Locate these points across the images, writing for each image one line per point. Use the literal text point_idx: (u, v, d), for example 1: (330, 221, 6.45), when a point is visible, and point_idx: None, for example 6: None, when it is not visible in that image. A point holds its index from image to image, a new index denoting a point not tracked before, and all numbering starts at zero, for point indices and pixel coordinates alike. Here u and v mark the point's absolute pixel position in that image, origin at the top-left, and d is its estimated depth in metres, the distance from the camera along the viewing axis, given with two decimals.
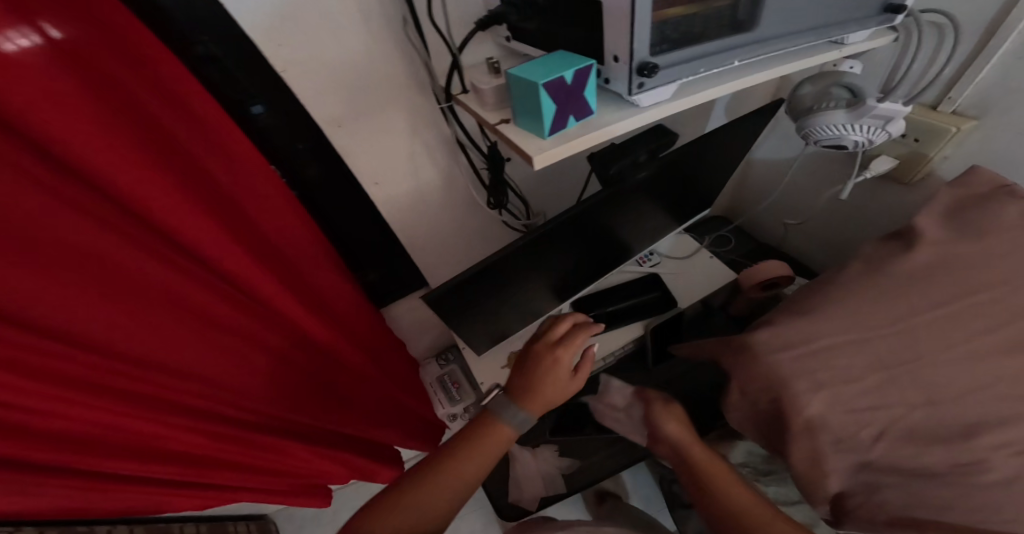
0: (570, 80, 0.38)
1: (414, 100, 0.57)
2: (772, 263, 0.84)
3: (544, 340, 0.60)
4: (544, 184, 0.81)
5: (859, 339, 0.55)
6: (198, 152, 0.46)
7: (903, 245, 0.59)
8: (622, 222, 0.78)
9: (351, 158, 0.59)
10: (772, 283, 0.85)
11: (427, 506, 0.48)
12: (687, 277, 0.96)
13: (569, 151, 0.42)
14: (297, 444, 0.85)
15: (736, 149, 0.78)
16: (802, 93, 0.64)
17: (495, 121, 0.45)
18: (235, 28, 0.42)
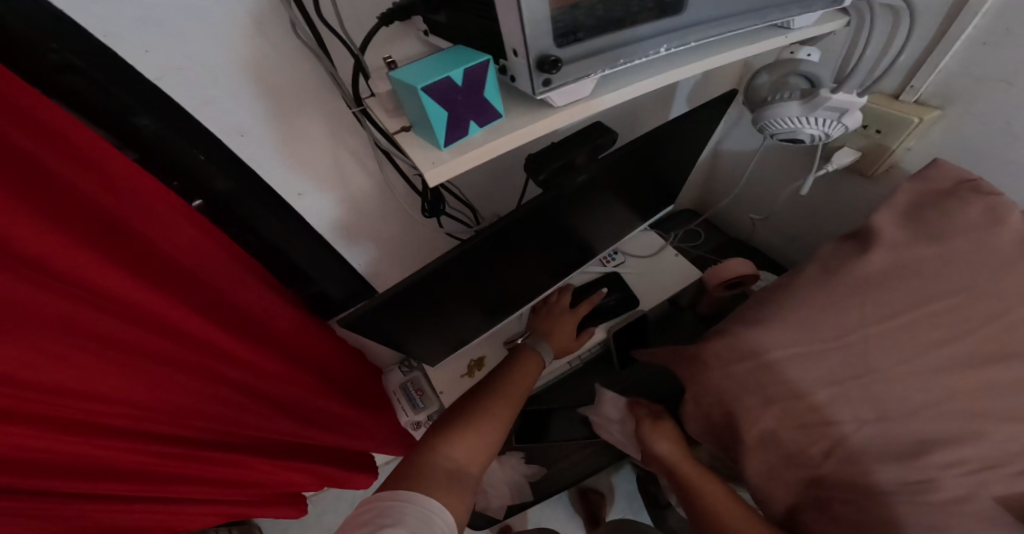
0: (459, 81, 0.34)
1: (326, 103, 0.53)
2: (730, 262, 0.79)
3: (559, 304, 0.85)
4: (494, 183, 0.74)
5: (809, 350, 0.52)
6: (70, 169, 0.42)
7: (859, 247, 0.55)
8: (575, 225, 0.73)
9: (264, 169, 0.55)
10: (736, 281, 0.80)
11: (479, 437, 0.59)
12: (651, 277, 0.90)
13: (472, 162, 0.38)
14: (253, 461, 0.83)
15: (695, 144, 0.74)
16: (758, 83, 0.58)
17: (394, 129, 0.40)
18: (90, 34, 0.38)
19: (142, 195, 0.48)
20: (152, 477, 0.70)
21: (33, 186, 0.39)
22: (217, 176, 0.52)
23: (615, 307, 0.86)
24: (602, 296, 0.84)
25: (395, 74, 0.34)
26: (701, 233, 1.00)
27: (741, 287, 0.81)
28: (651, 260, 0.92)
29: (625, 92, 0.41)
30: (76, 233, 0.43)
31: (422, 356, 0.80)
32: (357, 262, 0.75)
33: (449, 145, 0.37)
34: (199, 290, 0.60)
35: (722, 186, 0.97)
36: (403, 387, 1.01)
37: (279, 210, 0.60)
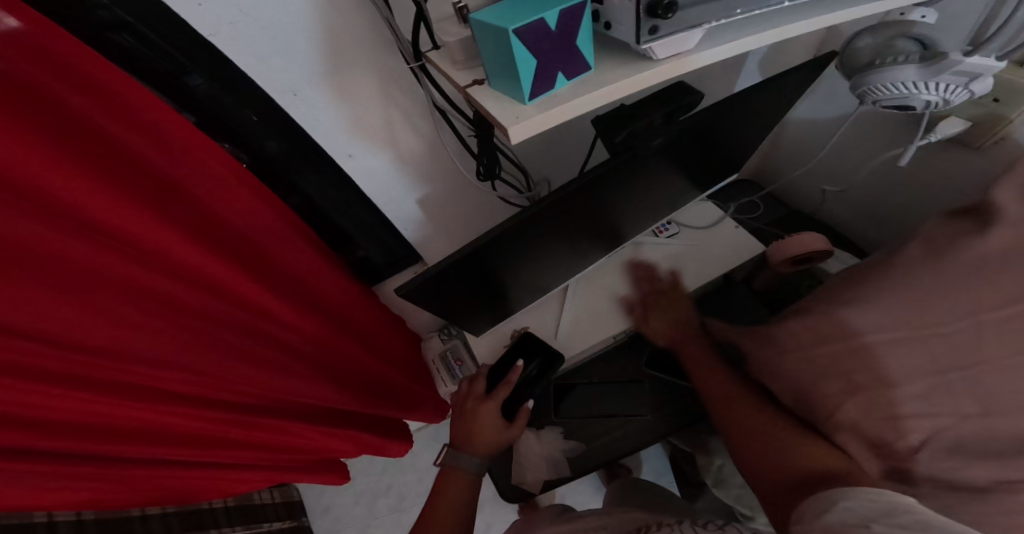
0: (553, 24, 0.29)
1: (382, 58, 0.48)
2: (803, 237, 0.71)
3: (474, 393, 0.77)
4: (549, 149, 0.70)
5: (907, 338, 0.46)
6: (115, 131, 0.40)
7: (974, 224, 0.47)
8: (635, 192, 0.68)
9: (316, 131, 0.52)
10: (804, 258, 0.73)
11: None
12: (706, 250, 0.85)
13: (555, 121, 0.34)
14: (302, 425, 0.85)
15: (773, 113, 0.67)
16: (857, 46, 0.47)
17: (466, 83, 0.37)
18: None
19: (199, 161, 0.46)
20: (208, 441, 0.73)
21: (86, 145, 0.38)
22: (267, 138, 0.50)
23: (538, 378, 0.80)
24: (522, 371, 0.77)
25: (474, 18, 0.30)
26: (760, 205, 0.93)
27: (808, 263, 0.75)
28: (706, 232, 0.86)
29: (732, 45, 0.35)
30: (137, 198, 0.42)
31: (467, 326, 0.79)
32: (404, 228, 0.73)
33: (533, 99, 0.33)
34: (256, 259, 0.59)
35: (792, 154, 0.89)
36: (442, 356, 0.99)
37: (329, 174, 0.58)
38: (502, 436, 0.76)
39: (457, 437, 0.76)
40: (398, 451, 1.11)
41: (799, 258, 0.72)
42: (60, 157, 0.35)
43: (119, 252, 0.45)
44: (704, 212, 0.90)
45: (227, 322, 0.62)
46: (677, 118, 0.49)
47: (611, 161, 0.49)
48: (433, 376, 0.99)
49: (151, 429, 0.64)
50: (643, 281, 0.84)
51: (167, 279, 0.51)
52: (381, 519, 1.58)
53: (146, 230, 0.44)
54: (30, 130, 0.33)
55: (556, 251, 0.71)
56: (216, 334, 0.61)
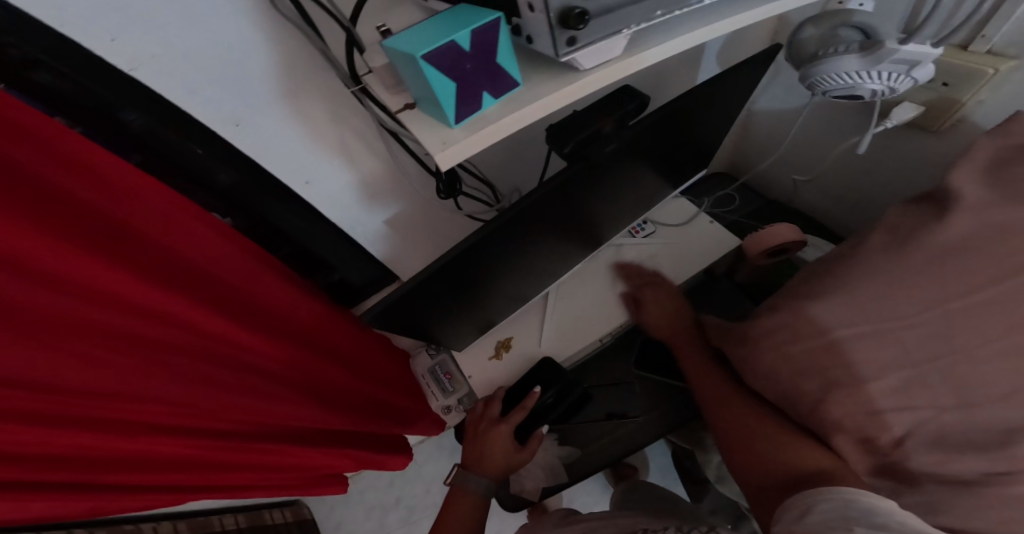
0: (467, 44, 0.29)
1: (326, 85, 0.48)
2: (776, 228, 0.70)
3: (489, 417, 0.79)
4: (512, 159, 0.69)
5: (875, 329, 0.46)
6: (66, 183, 0.40)
7: (935, 211, 0.47)
8: (604, 196, 0.67)
9: (268, 161, 0.51)
10: (780, 249, 0.72)
11: None
12: (684, 248, 0.84)
13: (484, 142, 0.33)
14: (293, 446, 0.85)
15: (734, 106, 0.66)
16: (802, 38, 0.47)
17: (398, 107, 0.36)
18: (44, 27, 0.33)
19: (150, 196, 0.46)
20: (209, 465, 0.75)
21: (31, 199, 0.37)
22: (219, 169, 0.49)
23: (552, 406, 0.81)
24: (538, 397, 0.78)
25: (389, 43, 0.29)
26: (736, 198, 0.92)
27: (785, 254, 0.74)
28: (684, 228, 0.85)
29: (659, 51, 0.34)
30: (84, 245, 0.42)
31: (448, 341, 0.79)
32: (374, 248, 0.72)
33: (461, 122, 0.33)
34: (218, 286, 0.59)
35: (759, 146, 0.88)
36: (431, 371, 0.98)
37: (287, 201, 0.57)
38: (512, 459, 0.78)
39: (468, 458, 0.79)
40: (398, 465, 1.10)
41: (774, 250, 0.71)
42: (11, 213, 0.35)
43: (79, 294, 0.44)
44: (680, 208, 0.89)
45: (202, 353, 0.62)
46: (629, 123, 0.49)
47: (569, 170, 0.48)
48: (424, 391, 0.98)
49: (136, 464, 0.64)
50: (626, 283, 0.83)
51: (131, 315, 0.51)
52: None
53: (107, 274, 0.44)
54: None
55: (530, 260, 0.70)
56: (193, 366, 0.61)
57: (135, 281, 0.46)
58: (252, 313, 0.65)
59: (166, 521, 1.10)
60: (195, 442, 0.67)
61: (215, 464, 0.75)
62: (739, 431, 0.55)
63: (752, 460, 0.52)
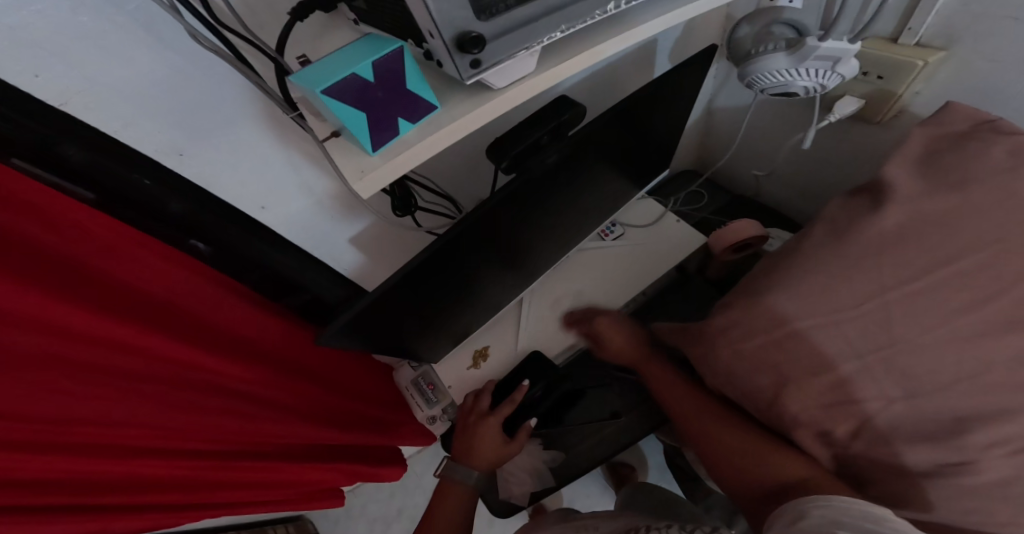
0: (371, 76, 0.29)
1: (268, 111, 0.49)
2: (739, 224, 0.70)
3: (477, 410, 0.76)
4: (470, 172, 0.69)
5: (821, 322, 0.46)
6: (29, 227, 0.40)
7: (870, 202, 0.47)
8: (563, 205, 0.68)
9: (218, 188, 0.52)
10: (743, 244, 0.73)
11: None
12: (652, 248, 0.84)
13: (404, 166, 0.34)
14: (282, 463, 0.86)
15: (685, 103, 0.66)
16: (738, 36, 0.46)
17: (324, 134, 0.35)
18: None
19: (113, 230, 0.46)
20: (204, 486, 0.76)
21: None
22: (172, 201, 0.48)
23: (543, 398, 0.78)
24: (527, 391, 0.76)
25: (297, 78, 0.30)
26: (704, 195, 0.92)
27: (748, 249, 0.74)
28: (651, 228, 0.86)
29: (564, 68, 0.35)
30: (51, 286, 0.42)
31: (423, 355, 0.79)
32: (339, 267, 0.72)
33: (377, 149, 0.33)
34: (189, 311, 0.60)
35: (719, 143, 0.89)
36: (414, 383, 0.98)
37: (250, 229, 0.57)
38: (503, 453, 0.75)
39: (456, 452, 0.76)
40: (392, 476, 1.11)
41: (738, 245, 0.72)
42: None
43: (50, 337, 0.44)
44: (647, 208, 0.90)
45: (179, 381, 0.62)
46: (567, 132, 0.50)
47: (513, 183, 0.49)
48: (407, 403, 0.98)
49: (124, 497, 0.64)
50: (597, 287, 0.84)
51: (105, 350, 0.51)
52: None
53: (74, 314, 0.44)
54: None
55: (495, 272, 0.71)
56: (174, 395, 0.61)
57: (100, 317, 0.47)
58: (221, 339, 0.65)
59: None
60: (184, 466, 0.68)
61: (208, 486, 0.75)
62: (732, 444, 0.53)
63: (769, 486, 0.47)
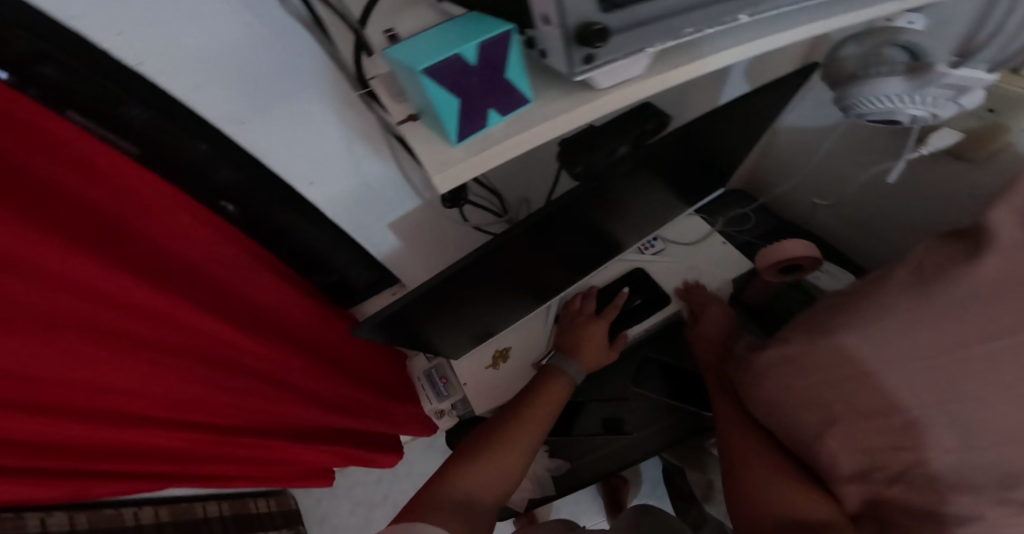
0: (473, 59, 0.27)
1: (333, 85, 0.46)
2: (791, 242, 0.63)
3: (584, 312, 0.77)
4: (523, 168, 0.67)
5: (890, 370, 0.43)
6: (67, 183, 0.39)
7: (968, 250, 0.43)
8: (614, 214, 0.65)
9: (271, 160, 0.49)
10: (793, 266, 0.65)
11: (502, 461, 0.61)
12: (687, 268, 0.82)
13: (484, 164, 0.31)
14: (280, 443, 0.84)
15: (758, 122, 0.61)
16: (842, 55, 0.44)
17: (401, 117, 0.33)
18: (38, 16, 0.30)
19: (151, 194, 0.44)
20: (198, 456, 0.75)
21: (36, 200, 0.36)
22: (221, 166, 0.48)
23: (641, 308, 0.78)
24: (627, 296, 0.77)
25: (392, 53, 0.27)
26: (752, 218, 0.89)
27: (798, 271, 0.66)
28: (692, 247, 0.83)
29: (675, 75, 0.32)
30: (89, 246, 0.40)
31: (445, 349, 0.77)
32: (377, 250, 0.69)
33: (461, 139, 0.30)
34: (216, 282, 0.57)
35: (781, 164, 0.85)
36: (427, 375, 0.95)
37: (286, 197, 0.55)
38: (604, 358, 0.75)
39: (563, 345, 0.75)
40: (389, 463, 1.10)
41: (785, 266, 0.64)
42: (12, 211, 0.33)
43: (66, 294, 0.43)
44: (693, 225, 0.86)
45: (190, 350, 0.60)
46: (644, 142, 0.47)
47: (581, 185, 0.46)
48: (418, 394, 0.96)
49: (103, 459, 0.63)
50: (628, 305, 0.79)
51: (124, 312, 0.49)
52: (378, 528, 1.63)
53: (109, 279, 0.43)
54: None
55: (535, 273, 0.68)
56: (188, 366, 0.60)
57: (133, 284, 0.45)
58: (246, 312, 0.63)
59: (151, 505, 1.10)
60: (179, 436, 0.67)
61: (198, 459, 0.75)
62: (770, 484, 0.54)
63: (782, 515, 0.50)
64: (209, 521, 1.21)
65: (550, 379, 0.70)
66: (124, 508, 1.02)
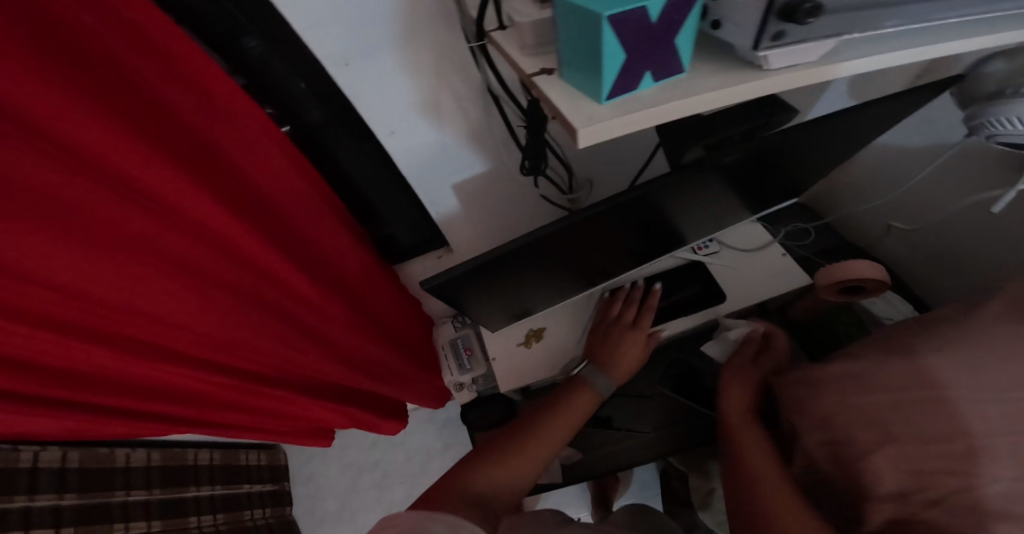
0: (655, 16, 0.26)
1: (441, 37, 0.45)
2: (857, 261, 0.62)
3: (626, 322, 0.73)
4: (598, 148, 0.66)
5: (969, 398, 0.42)
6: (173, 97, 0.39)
7: None
8: (688, 211, 0.65)
9: (362, 104, 0.48)
10: (853, 286, 0.64)
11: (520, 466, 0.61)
12: (744, 275, 0.76)
13: (629, 127, 0.30)
14: (299, 396, 0.85)
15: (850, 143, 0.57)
16: (985, 71, 0.45)
17: (532, 70, 0.34)
18: None
19: (238, 119, 0.44)
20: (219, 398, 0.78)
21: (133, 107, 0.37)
22: (313, 108, 0.48)
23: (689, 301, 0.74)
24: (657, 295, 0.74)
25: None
26: (812, 234, 0.89)
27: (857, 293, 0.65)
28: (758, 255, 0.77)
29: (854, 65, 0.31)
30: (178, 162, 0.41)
31: (485, 321, 0.77)
32: (435, 211, 0.69)
33: (609, 99, 0.30)
34: (278, 221, 0.57)
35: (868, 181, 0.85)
36: (452, 344, 0.95)
37: (364, 146, 0.55)
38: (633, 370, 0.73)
39: (597, 354, 0.72)
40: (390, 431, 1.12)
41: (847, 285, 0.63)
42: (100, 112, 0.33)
43: (148, 213, 0.43)
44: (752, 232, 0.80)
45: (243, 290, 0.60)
46: (757, 135, 0.47)
47: (656, 181, 0.49)
48: (440, 362, 0.95)
49: (130, 393, 0.66)
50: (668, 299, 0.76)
51: (191, 238, 0.49)
52: (363, 494, 1.65)
53: (194, 202, 0.43)
54: (81, 84, 0.32)
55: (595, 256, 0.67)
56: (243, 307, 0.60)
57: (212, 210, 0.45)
58: (304, 256, 0.63)
59: (144, 448, 1.20)
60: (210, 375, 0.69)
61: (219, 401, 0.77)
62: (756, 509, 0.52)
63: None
64: (198, 467, 1.34)
65: (581, 391, 0.70)
66: (118, 449, 1.12)
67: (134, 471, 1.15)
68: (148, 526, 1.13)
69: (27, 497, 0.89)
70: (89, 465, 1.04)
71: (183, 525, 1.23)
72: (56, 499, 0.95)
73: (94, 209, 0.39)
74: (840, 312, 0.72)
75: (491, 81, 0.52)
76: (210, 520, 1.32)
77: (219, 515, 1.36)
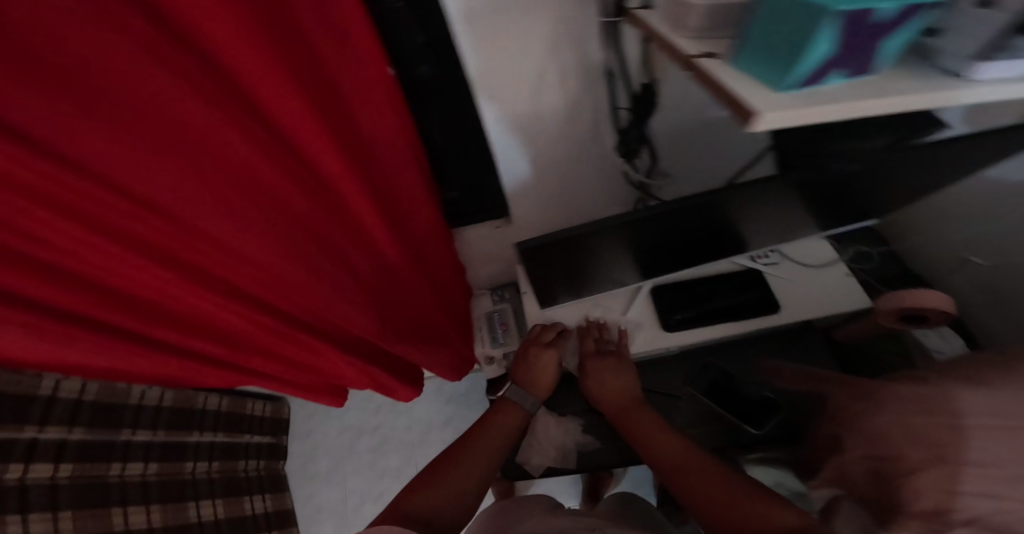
0: (880, 13, 0.26)
1: (567, 9, 0.45)
2: (925, 290, 0.63)
3: (536, 342, 0.82)
4: (686, 141, 0.67)
5: None
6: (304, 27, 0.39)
7: None
8: (767, 220, 0.67)
9: (471, 64, 0.49)
10: (916, 315, 0.66)
11: (452, 485, 0.63)
12: (797, 290, 0.79)
13: (815, 121, 0.29)
14: (327, 346, 0.87)
15: (945, 174, 0.57)
16: None
17: (694, 53, 0.35)
18: None
19: (363, 66, 0.43)
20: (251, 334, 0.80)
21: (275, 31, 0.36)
22: (422, 63, 0.47)
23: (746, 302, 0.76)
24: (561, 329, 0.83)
25: None
26: (875, 256, 0.92)
27: (917, 322, 0.67)
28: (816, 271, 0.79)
29: None
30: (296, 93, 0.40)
31: (546, 292, 0.76)
32: (507, 178, 0.70)
33: (789, 85, 0.29)
34: (373, 174, 0.57)
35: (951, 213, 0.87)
36: (489, 317, 1.00)
37: (454, 108, 0.55)
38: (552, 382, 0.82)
39: (519, 377, 0.81)
40: (404, 397, 1.14)
41: (910, 314, 0.65)
42: (253, 34, 0.33)
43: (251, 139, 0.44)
44: (814, 246, 0.81)
45: (309, 230, 0.61)
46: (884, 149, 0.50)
47: (722, 191, 0.54)
48: (474, 333, 1.00)
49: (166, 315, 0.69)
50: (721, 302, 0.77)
51: (280, 172, 0.50)
52: (358, 454, 1.68)
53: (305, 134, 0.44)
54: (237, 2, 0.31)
55: (674, 246, 0.68)
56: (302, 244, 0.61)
57: (317, 139, 0.45)
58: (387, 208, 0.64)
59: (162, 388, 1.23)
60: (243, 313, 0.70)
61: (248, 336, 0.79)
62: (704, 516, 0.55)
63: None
64: (202, 413, 1.36)
65: (507, 408, 0.77)
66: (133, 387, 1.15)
67: (144, 411, 1.17)
68: (144, 468, 1.14)
69: (37, 430, 0.92)
70: (104, 399, 1.07)
71: (177, 469, 1.23)
72: (66, 432, 0.97)
73: (209, 130, 0.40)
74: (888, 339, 0.77)
75: (608, 62, 0.52)
76: (205, 467, 1.31)
77: (214, 463, 1.36)
